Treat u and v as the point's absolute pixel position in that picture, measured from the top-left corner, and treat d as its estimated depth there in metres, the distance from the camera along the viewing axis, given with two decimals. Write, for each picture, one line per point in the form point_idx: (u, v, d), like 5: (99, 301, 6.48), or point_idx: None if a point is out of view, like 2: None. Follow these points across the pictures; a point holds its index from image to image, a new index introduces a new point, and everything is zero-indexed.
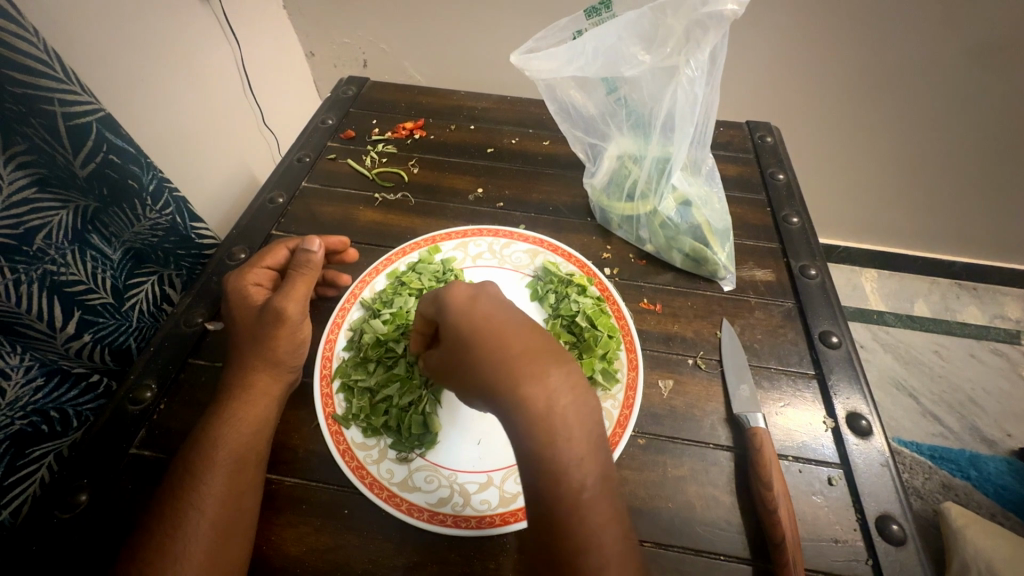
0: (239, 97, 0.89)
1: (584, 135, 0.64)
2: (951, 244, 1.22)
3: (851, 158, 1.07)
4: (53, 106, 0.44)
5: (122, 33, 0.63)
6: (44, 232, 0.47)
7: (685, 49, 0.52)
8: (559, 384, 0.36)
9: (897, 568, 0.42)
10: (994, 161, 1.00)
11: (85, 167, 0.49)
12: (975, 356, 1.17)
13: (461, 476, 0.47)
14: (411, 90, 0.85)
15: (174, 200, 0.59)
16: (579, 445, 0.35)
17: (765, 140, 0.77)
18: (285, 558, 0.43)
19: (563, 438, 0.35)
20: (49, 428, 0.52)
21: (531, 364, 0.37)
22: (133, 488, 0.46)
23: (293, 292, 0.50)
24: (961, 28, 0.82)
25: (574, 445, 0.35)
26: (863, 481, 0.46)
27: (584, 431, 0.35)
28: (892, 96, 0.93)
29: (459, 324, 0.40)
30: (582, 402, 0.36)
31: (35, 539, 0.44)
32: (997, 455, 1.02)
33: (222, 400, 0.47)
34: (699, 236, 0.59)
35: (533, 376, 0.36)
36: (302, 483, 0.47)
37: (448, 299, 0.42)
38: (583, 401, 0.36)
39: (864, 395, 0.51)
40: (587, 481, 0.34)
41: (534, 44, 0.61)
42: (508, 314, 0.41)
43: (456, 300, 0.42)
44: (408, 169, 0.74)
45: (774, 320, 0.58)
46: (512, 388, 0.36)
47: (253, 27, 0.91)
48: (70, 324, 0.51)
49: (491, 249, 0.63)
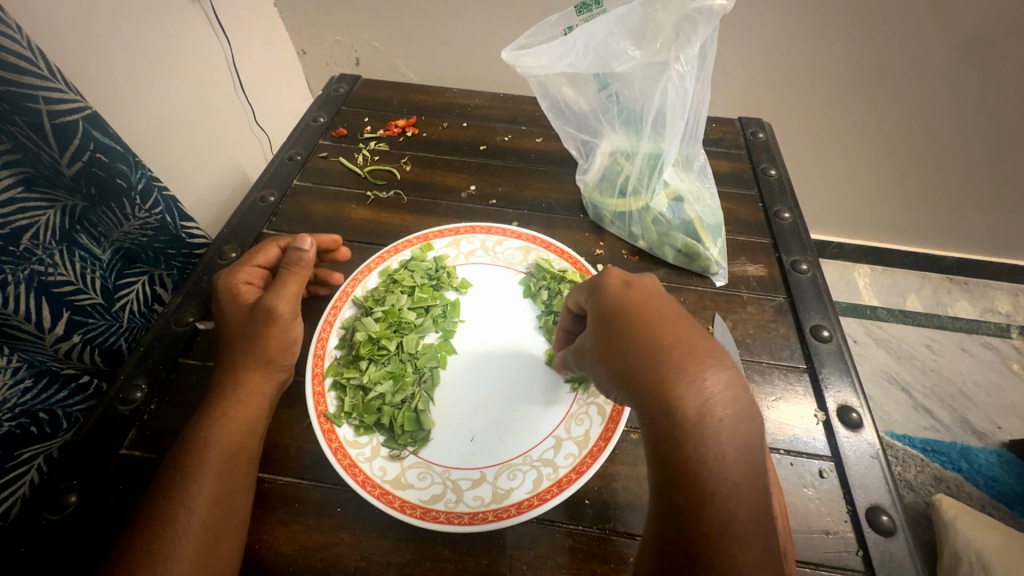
0: (229, 95, 0.88)
1: (576, 132, 0.64)
2: (943, 240, 1.23)
3: (842, 153, 1.07)
4: (38, 104, 0.43)
5: (110, 30, 0.62)
6: (31, 232, 0.47)
7: (676, 44, 0.52)
8: (716, 383, 0.30)
9: (888, 558, 0.43)
10: (985, 156, 1.01)
11: (72, 166, 0.48)
12: (967, 350, 1.18)
13: (455, 473, 0.47)
14: (403, 88, 0.85)
15: (163, 199, 0.58)
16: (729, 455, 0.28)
17: (757, 136, 0.77)
18: (276, 556, 0.43)
19: (715, 444, 0.28)
20: (39, 430, 0.52)
21: (684, 359, 0.31)
22: (124, 488, 0.46)
23: (284, 291, 0.50)
24: (950, 24, 0.82)
25: (723, 453, 0.28)
26: (854, 473, 0.47)
27: (740, 441, 0.28)
28: (885, 92, 0.94)
29: (612, 308, 0.37)
30: (746, 409, 0.29)
31: (24, 540, 0.43)
32: (988, 448, 1.03)
33: (213, 399, 0.47)
34: (691, 232, 0.59)
35: (684, 382, 0.30)
36: (294, 481, 0.47)
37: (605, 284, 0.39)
38: (745, 406, 0.29)
39: (854, 387, 0.52)
40: (738, 499, 0.28)
41: (526, 40, 0.61)
42: (668, 306, 0.36)
43: (611, 287, 0.39)
44: (400, 166, 0.74)
45: (767, 315, 0.58)
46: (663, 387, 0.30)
47: (244, 25, 0.91)
48: (59, 325, 0.51)
49: (484, 247, 0.63)
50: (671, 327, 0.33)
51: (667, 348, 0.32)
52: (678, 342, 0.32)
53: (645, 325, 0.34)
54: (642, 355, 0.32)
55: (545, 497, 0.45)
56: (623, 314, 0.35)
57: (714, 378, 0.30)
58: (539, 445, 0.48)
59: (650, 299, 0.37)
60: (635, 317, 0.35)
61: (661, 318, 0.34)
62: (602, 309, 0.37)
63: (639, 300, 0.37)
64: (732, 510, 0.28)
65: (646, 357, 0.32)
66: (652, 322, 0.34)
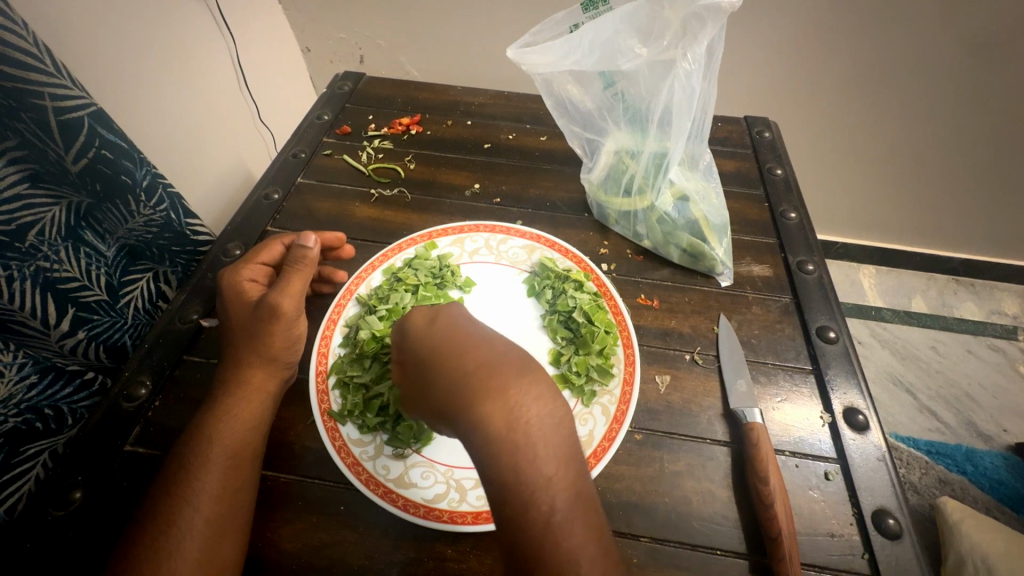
0: (234, 92, 0.88)
1: (581, 131, 0.64)
2: (949, 240, 1.22)
3: (848, 153, 1.07)
4: (43, 100, 0.43)
5: (116, 28, 0.62)
6: (36, 229, 0.47)
7: (682, 42, 0.51)
8: (519, 392, 0.33)
9: (893, 562, 0.42)
10: (992, 156, 1.00)
11: (77, 163, 0.48)
12: (973, 352, 1.17)
13: (458, 473, 0.47)
14: (407, 85, 0.85)
15: (168, 196, 0.58)
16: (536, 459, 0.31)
17: (763, 135, 0.76)
18: (280, 554, 0.43)
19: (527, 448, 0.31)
20: (44, 426, 0.52)
21: (490, 378, 0.33)
22: (128, 485, 0.46)
23: (288, 288, 0.50)
24: (959, 23, 0.82)
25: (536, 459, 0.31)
26: (860, 476, 0.46)
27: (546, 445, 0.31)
28: (891, 91, 0.93)
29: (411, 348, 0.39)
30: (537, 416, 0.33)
31: (29, 536, 0.43)
32: (994, 450, 1.02)
33: (217, 397, 0.47)
34: (696, 231, 0.59)
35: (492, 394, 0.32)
36: (297, 480, 0.47)
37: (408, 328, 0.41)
38: (549, 410, 0.33)
39: (860, 389, 0.51)
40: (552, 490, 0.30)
41: (530, 38, 0.61)
42: (468, 333, 0.38)
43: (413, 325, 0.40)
44: (404, 164, 0.73)
45: (772, 315, 0.58)
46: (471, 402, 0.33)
47: (248, 22, 0.90)
48: (64, 321, 0.51)
49: (487, 245, 0.63)
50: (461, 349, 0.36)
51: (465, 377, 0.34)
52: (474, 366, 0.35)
53: (442, 354, 0.36)
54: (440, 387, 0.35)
55: None
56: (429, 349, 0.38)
57: (516, 388, 0.33)
58: None
59: (454, 328, 0.39)
60: (435, 347, 0.37)
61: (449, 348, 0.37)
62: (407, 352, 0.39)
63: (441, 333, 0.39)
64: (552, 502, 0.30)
65: (449, 384, 0.34)
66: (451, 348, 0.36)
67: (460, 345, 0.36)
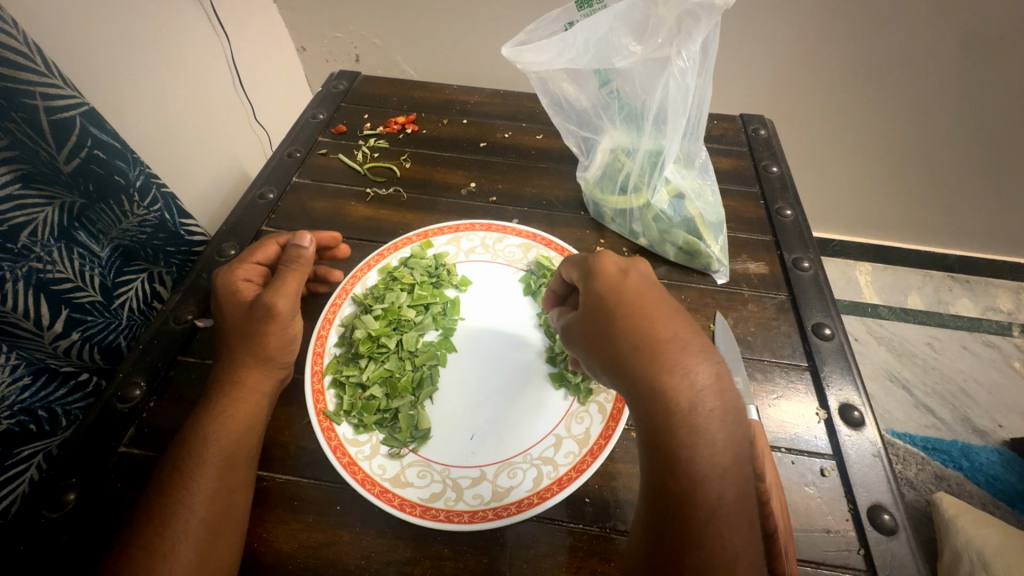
0: (228, 91, 0.88)
1: (578, 129, 0.64)
2: (944, 236, 1.22)
3: (844, 150, 1.07)
4: (34, 99, 0.43)
5: (108, 26, 0.62)
6: (29, 229, 0.47)
7: (677, 39, 0.51)
8: (704, 376, 0.34)
9: (889, 558, 0.42)
10: (989, 153, 1.00)
11: (69, 163, 0.48)
12: (968, 348, 1.17)
13: (455, 471, 0.47)
14: (403, 84, 0.85)
15: (162, 196, 0.58)
16: (715, 441, 0.32)
17: (759, 133, 0.76)
18: (276, 555, 0.43)
19: (705, 426, 0.32)
20: (38, 428, 0.52)
21: (677, 358, 0.34)
22: (122, 486, 0.46)
23: (283, 288, 0.50)
24: (952, 21, 0.82)
25: (714, 440, 0.32)
26: (855, 471, 0.47)
27: (728, 432, 0.33)
28: (887, 88, 0.93)
29: (601, 291, 0.39)
30: (727, 395, 0.34)
31: (23, 539, 0.43)
32: (989, 446, 1.03)
33: (211, 397, 0.47)
34: (692, 229, 0.59)
35: (680, 372, 0.34)
36: (293, 480, 0.47)
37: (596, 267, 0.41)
38: (726, 393, 0.34)
39: (856, 386, 0.52)
40: (728, 481, 0.32)
41: (525, 37, 0.60)
42: (655, 295, 0.39)
43: (605, 272, 0.40)
44: (400, 163, 0.73)
45: (768, 312, 0.58)
46: (653, 367, 0.34)
47: (242, 21, 0.90)
48: (58, 323, 0.51)
49: (484, 244, 0.63)
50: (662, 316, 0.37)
51: (663, 342, 0.35)
52: (674, 336, 0.35)
53: (631, 311, 0.37)
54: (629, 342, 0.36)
55: (546, 494, 0.45)
56: (615, 302, 0.38)
57: (703, 372, 0.34)
58: (540, 443, 0.48)
59: (643, 286, 0.39)
60: (621, 303, 0.38)
61: (650, 303, 0.38)
62: (593, 293, 0.39)
63: (631, 285, 0.39)
64: (722, 495, 0.32)
65: (633, 342, 0.36)
66: (636, 310, 0.37)
67: (646, 309, 0.37)
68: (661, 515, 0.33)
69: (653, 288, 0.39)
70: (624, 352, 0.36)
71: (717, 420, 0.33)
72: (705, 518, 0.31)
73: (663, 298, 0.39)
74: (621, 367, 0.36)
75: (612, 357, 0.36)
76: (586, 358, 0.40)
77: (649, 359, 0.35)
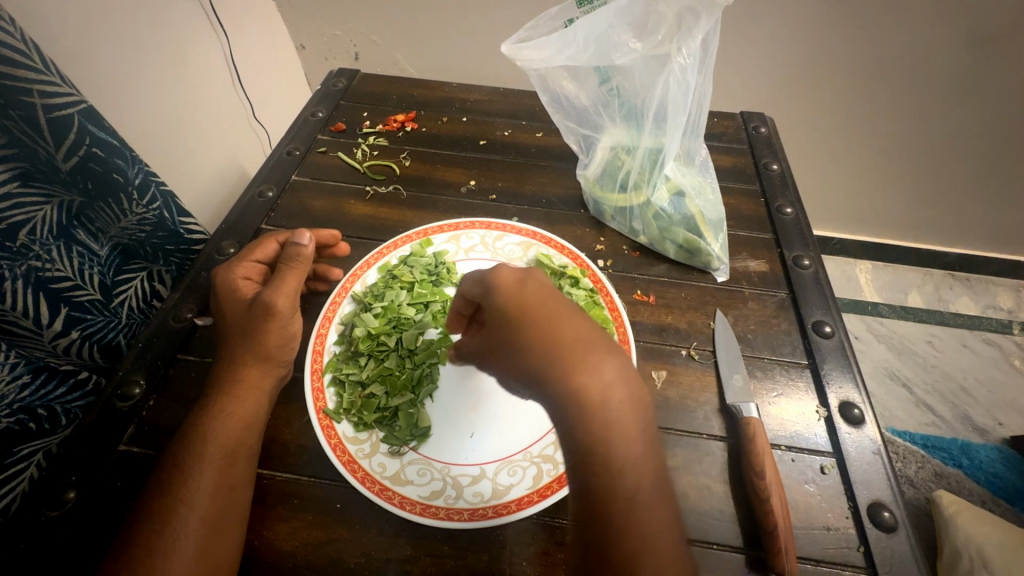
0: (227, 89, 0.88)
1: (577, 127, 0.64)
2: (944, 234, 1.22)
3: (844, 148, 1.07)
4: (32, 97, 0.43)
5: (107, 24, 0.62)
6: (28, 228, 0.46)
7: (677, 36, 0.51)
8: (612, 375, 0.35)
9: (889, 555, 0.42)
10: (989, 151, 1.00)
11: (68, 161, 0.48)
12: (968, 346, 1.17)
13: (455, 469, 0.47)
14: (402, 82, 0.84)
15: (161, 194, 0.58)
16: (624, 443, 0.34)
17: (759, 130, 0.76)
18: (276, 552, 0.43)
19: (615, 423, 0.34)
20: (38, 426, 0.52)
21: (587, 362, 0.35)
22: (122, 484, 0.46)
23: (283, 286, 0.50)
24: (953, 19, 0.82)
25: (625, 440, 0.34)
26: (856, 469, 0.47)
27: (637, 425, 0.34)
28: (887, 86, 0.93)
29: (503, 305, 0.37)
30: (632, 388, 0.35)
31: (24, 537, 0.43)
32: (988, 444, 1.03)
33: (211, 395, 0.47)
34: (692, 227, 0.59)
35: (590, 377, 0.34)
36: (293, 478, 0.47)
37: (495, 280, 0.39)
38: (633, 386, 0.35)
39: (856, 383, 0.52)
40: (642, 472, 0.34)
41: (525, 34, 0.60)
42: (555, 297, 0.38)
43: (503, 285, 0.38)
44: (399, 161, 0.73)
45: (768, 310, 0.58)
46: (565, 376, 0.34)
47: (241, 19, 0.90)
48: (58, 321, 0.51)
49: (483, 242, 0.63)
50: (567, 320, 0.37)
51: (572, 348, 0.35)
52: (580, 340, 0.35)
53: (537, 322, 0.36)
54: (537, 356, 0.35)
55: (546, 493, 0.45)
56: (519, 314, 0.37)
57: (611, 372, 0.35)
58: (540, 441, 0.48)
59: (542, 290, 0.38)
60: (525, 315, 0.37)
61: (554, 310, 0.37)
62: (496, 309, 0.38)
63: (531, 293, 0.38)
64: (639, 486, 0.34)
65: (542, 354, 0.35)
66: (541, 320, 0.36)
67: (551, 317, 0.36)
68: (588, 522, 0.34)
69: (552, 291, 0.38)
70: (533, 365, 0.35)
71: (626, 420, 0.34)
72: (625, 511, 0.33)
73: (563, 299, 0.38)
74: (534, 379, 0.36)
75: (523, 372, 0.36)
76: (499, 372, 0.40)
77: (561, 369, 0.34)
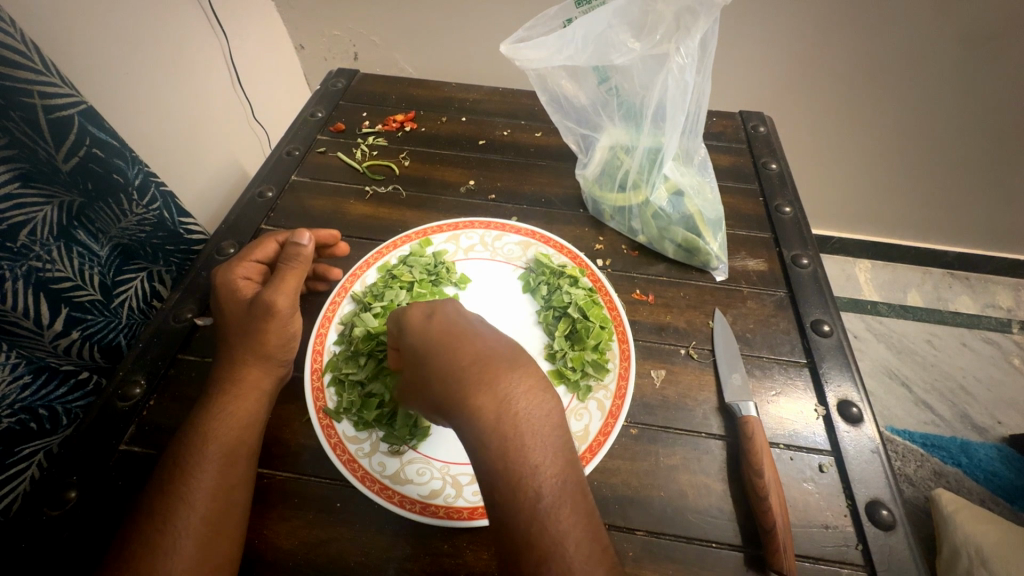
0: (227, 90, 0.88)
1: (577, 127, 0.64)
2: (943, 233, 1.22)
3: (843, 147, 1.07)
4: (32, 98, 0.43)
5: (107, 26, 0.62)
6: (28, 228, 0.47)
7: (676, 36, 0.51)
8: (509, 387, 0.35)
9: (887, 553, 0.43)
10: (988, 149, 1.00)
11: (68, 162, 0.48)
12: (967, 345, 1.18)
13: (454, 468, 0.47)
14: (401, 83, 0.85)
15: (161, 194, 0.58)
16: (537, 454, 0.33)
17: (758, 130, 0.76)
18: (277, 551, 0.43)
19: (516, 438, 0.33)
20: (39, 426, 0.52)
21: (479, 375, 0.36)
22: (123, 484, 0.46)
23: (283, 286, 0.50)
24: (952, 18, 0.82)
25: (539, 453, 0.33)
26: (854, 467, 0.47)
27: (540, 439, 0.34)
28: (886, 85, 0.93)
29: (412, 341, 0.40)
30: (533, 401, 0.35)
31: (25, 536, 0.43)
32: (988, 442, 1.03)
33: (212, 395, 0.47)
34: (691, 226, 0.59)
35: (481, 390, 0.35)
36: (294, 477, 0.47)
37: (406, 320, 0.42)
38: (534, 399, 0.35)
39: (855, 382, 0.52)
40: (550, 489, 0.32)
41: (524, 34, 0.60)
42: (461, 327, 0.40)
43: (413, 322, 0.42)
44: (398, 161, 0.73)
45: (766, 309, 0.58)
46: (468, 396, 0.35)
47: (240, 19, 0.90)
48: (58, 321, 0.51)
49: (483, 242, 0.63)
50: (473, 339, 0.39)
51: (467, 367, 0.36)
52: (477, 360, 0.37)
53: (441, 348, 0.38)
54: (446, 378, 0.37)
55: None
56: (424, 343, 0.39)
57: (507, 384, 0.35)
58: None
59: (446, 321, 0.41)
60: (431, 345, 0.39)
61: (458, 339, 0.39)
62: (408, 344, 0.41)
63: (436, 326, 0.40)
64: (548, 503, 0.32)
65: (444, 376, 0.37)
66: (444, 345, 0.39)
67: (453, 343, 0.39)
68: (507, 558, 0.32)
69: (459, 323, 0.41)
70: (441, 389, 0.36)
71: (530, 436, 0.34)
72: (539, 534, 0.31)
73: (472, 328, 0.41)
74: (443, 402, 0.37)
75: (437, 397, 0.37)
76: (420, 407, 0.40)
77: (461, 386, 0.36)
